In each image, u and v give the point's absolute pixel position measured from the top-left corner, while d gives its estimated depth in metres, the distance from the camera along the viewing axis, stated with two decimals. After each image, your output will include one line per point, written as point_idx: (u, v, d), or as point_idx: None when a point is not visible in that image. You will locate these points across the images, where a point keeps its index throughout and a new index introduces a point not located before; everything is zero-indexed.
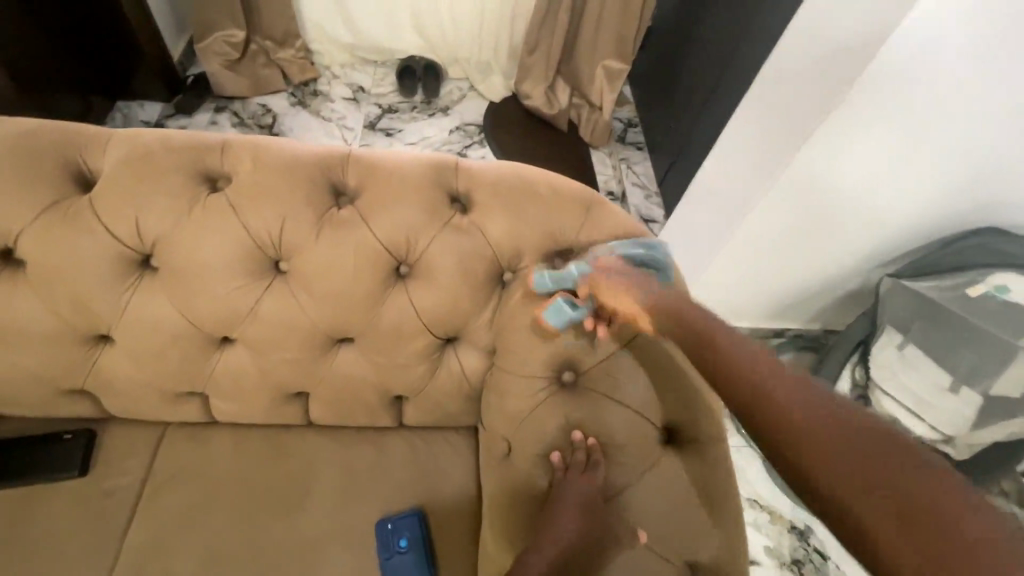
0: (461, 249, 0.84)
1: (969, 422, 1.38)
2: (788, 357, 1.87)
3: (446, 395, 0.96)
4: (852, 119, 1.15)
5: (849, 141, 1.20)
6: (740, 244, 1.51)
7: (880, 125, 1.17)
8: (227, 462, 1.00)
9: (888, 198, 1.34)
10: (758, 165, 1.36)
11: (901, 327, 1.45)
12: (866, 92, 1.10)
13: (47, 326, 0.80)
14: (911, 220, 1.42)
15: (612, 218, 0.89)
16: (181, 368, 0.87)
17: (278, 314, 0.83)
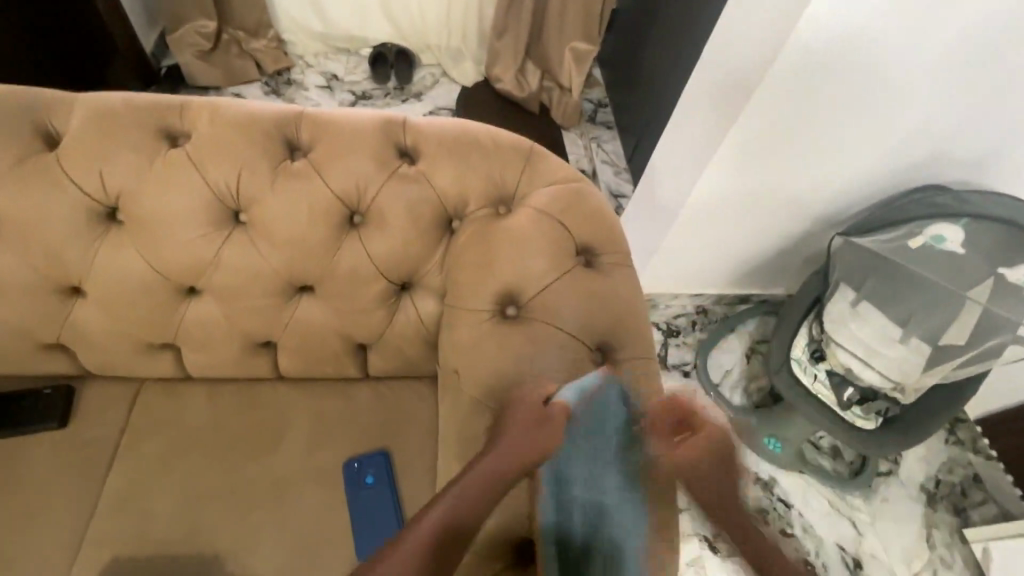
0: (410, 197, 0.90)
1: (917, 368, 1.39)
2: (754, 323, 1.97)
3: (407, 340, 1.02)
4: (785, 85, 1.22)
5: (785, 106, 1.26)
6: (693, 213, 1.59)
7: (813, 89, 1.23)
8: (201, 412, 1.06)
9: (830, 159, 1.41)
10: (705, 135, 1.43)
11: (856, 283, 1.47)
12: (796, 58, 1.16)
13: (23, 280, 0.86)
14: (855, 180, 1.48)
15: (550, 168, 0.96)
16: (152, 318, 0.92)
17: (241, 263, 0.89)
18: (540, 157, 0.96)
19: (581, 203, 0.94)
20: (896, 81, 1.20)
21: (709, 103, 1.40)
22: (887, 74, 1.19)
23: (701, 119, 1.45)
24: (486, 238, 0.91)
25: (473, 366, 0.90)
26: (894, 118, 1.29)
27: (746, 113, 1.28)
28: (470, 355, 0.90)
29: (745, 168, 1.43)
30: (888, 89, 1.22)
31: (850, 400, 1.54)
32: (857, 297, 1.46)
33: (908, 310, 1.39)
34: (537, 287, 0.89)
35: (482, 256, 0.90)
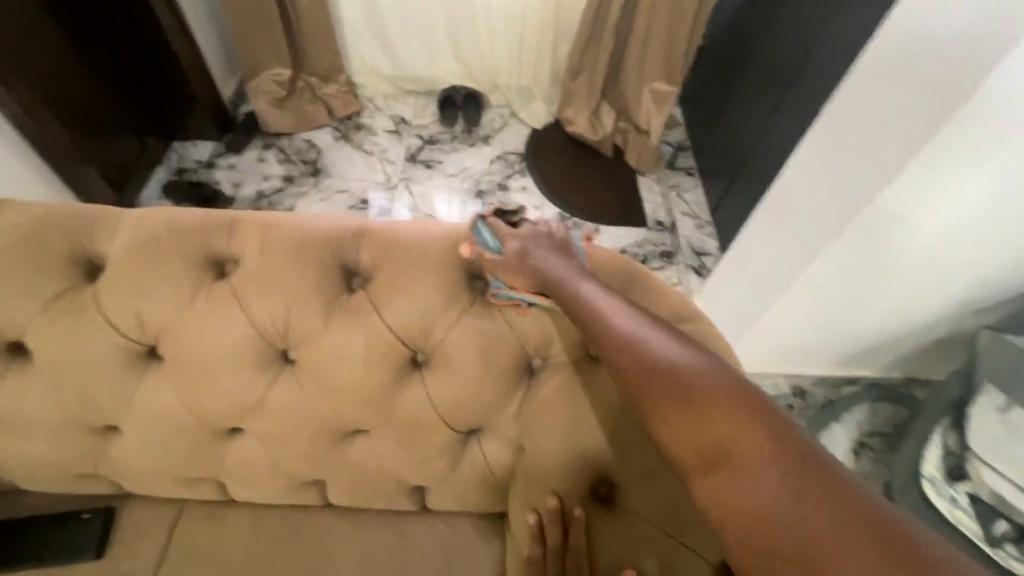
0: (483, 336, 0.75)
1: None
2: (863, 411, 1.57)
3: (470, 486, 0.87)
4: (949, 158, 0.97)
5: (945, 184, 1.01)
6: (806, 293, 1.32)
7: (987, 163, 0.97)
8: (241, 545, 0.95)
9: (993, 243, 1.12)
10: (830, 205, 1.18)
11: (1003, 386, 1.17)
12: (970, 126, 0.92)
13: (58, 418, 0.78)
14: (1017, 264, 1.19)
15: (652, 301, 0.77)
16: (192, 457, 0.83)
17: (287, 406, 0.77)
18: (641, 282, 0.79)
19: None
20: None
21: (833, 173, 1.16)
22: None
23: (819, 192, 1.21)
24: (573, 394, 0.74)
25: (562, 555, 0.72)
26: None
27: (892, 189, 1.03)
28: (551, 541, 0.72)
29: (878, 252, 1.17)
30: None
31: (1003, 535, 1.19)
32: (1007, 404, 1.16)
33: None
34: (640, 469, 0.70)
35: (568, 414, 0.73)
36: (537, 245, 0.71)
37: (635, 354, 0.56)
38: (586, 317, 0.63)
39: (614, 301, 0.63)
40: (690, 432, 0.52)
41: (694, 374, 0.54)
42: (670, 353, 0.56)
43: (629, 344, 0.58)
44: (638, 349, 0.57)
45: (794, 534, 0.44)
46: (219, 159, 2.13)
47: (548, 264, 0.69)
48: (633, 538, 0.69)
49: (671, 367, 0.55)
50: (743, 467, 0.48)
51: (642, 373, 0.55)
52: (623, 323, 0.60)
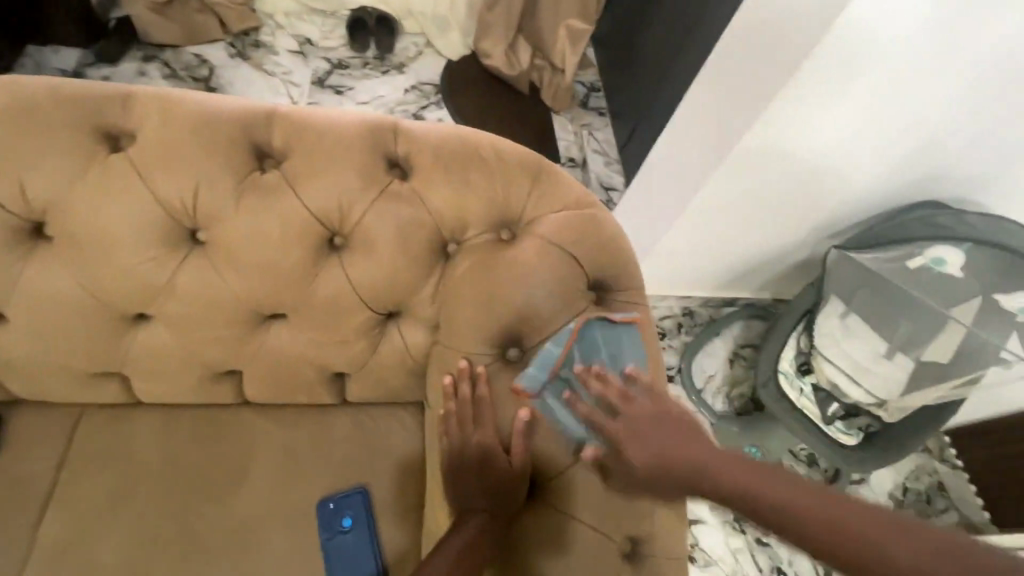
0: (400, 218, 0.78)
1: (901, 385, 1.37)
2: (738, 328, 1.81)
3: (391, 371, 0.92)
4: (809, 91, 1.09)
5: (805, 117, 1.14)
6: (695, 217, 1.44)
7: (838, 97, 1.10)
8: (153, 443, 0.94)
9: (840, 171, 1.28)
10: (716, 133, 1.27)
11: (844, 296, 1.39)
12: (826, 63, 1.03)
13: None
14: (867, 196, 1.36)
15: (558, 193, 0.84)
16: (94, 347, 0.80)
17: (198, 288, 0.77)
18: (550, 176, 0.85)
19: (593, 230, 0.83)
20: (927, 88, 1.08)
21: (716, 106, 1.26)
22: (913, 87, 1.07)
23: (703, 123, 1.32)
24: (487, 270, 0.80)
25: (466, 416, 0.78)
26: (916, 134, 1.17)
27: (763, 120, 1.14)
28: (461, 395, 0.79)
29: (751, 179, 1.31)
30: (911, 101, 1.10)
31: (834, 414, 1.51)
32: (846, 310, 1.40)
33: (906, 327, 1.32)
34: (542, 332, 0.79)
35: (481, 289, 0.80)
36: (638, 445, 0.69)
37: (835, 536, 0.59)
38: (793, 533, 0.62)
39: (814, 497, 0.62)
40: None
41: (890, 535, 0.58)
42: (907, 549, 0.57)
43: (815, 522, 0.61)
44: (884, 564, 0.57)
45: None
46: (89, 69, 1.88)
47: (690, 457, 0.68)
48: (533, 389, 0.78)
49: (863, 530, 0.59)
50: None
51: (846, 551, 0.59)
52: (788, 498, 0.63)
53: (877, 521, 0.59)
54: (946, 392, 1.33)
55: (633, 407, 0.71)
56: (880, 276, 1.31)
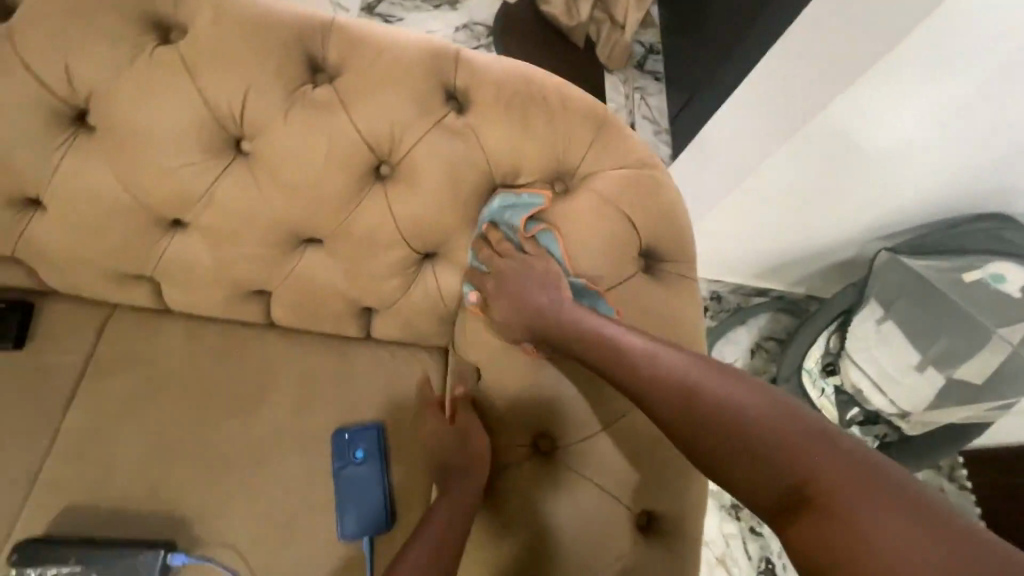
0: (451, 153, 0.74)
1: (927, 401, 1.31)
2: (764, 319, 1.70)
3: (420, 313, 0.90)
4: (896, 78, 0.93)
5: (886, 106, 0.98)
6: (741, 202, 1.30)
7: (929, 88, 0.93)
8: (178, 351, 0.94)
9: (913, 173, 1.11)
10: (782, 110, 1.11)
11: (884, 300, 1.30)
12: (925, 45, 0.87)
13: None
14: (942, 198, 1.19)
15: (619, 149, 0.79)
16: (127, 247, 0.79)
17: (238, 200, 0.74)
18: (612, 130, 0.79)
19: (652, 193, 0.77)
20: None
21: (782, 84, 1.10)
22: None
23: (764, 101, 1.16)
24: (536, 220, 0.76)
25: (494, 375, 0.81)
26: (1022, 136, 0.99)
27: (838, 106, 0.99)
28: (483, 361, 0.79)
29: (810, 170, 1.16)
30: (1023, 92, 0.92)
31: (852, 419, 1.46)
32: (883, 316, 1.31)
33: (942, 346, 1.25)
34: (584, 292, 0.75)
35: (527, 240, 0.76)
36: (501, 305, 0.75)
37: (702, 411, 0.61)
38: (625, 379, 0.67)
39: (651, 343, 0.68)
40: (768, 478, 0.56)
41: (757, 416, 0.59)
42: (769, 433, 0.57)
43: (689, 399, 0.62)
44: (686, 400, 0.63)
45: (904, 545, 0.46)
46: None
47: (549, 314, 0.73)
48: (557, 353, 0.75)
49: (732, 412, 0.60)
50: (838, 498, 0.51)
51: (709, 427, 0.60)
52: (668, 371, 0.65)
53: (752, 403, 0.60)
54: (975, 412, 1.28)
55: (502, 263, 0.75)
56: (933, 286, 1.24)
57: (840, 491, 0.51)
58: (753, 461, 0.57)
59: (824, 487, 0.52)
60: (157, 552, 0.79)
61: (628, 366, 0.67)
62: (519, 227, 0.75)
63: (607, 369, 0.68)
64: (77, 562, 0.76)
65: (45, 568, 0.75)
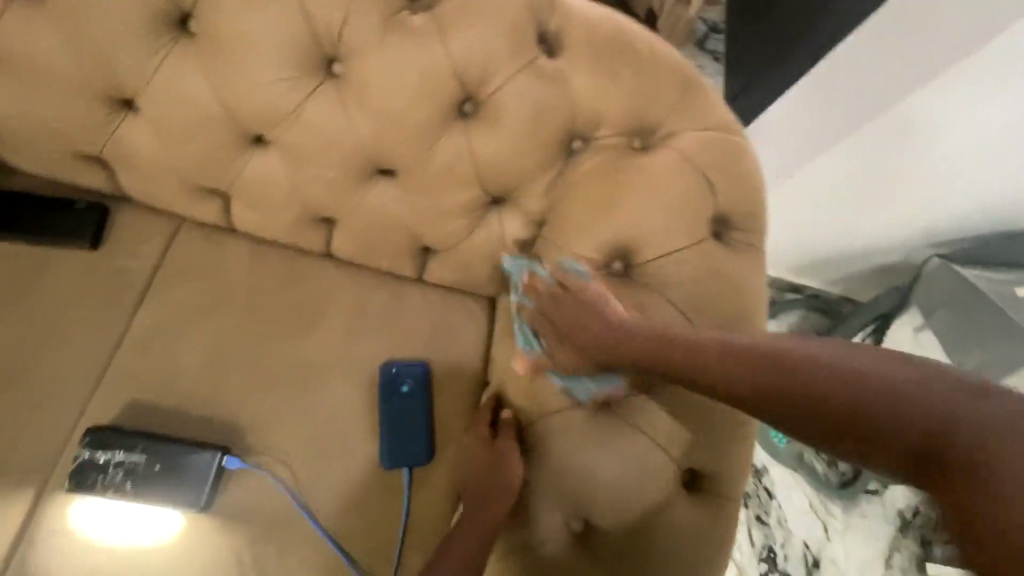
0: (538, 96, 0.73)
1: None
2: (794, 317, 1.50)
3: (480, 257, 0.90)
4: (971, 83, 0.88)
5: (955, 113, 0.92)
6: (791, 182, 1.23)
7: (1006, 99, 0.87)
8: (240, 269, 0.96)
9: (984, 182, 1.02)
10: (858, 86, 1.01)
11: (925, 309, 1.18)
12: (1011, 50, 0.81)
13: (77, 73, 0.74)
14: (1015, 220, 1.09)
15: (706, 110, 0.77)
16: (210, 159, 0.81)
17: (324, 122, 0.75)
18: (700, 91, 0.77)
19: (733, 158, 0.76)
20: None
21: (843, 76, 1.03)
22: None
23: (819, 91, 1.10)
24: (613, 174, 0.76)
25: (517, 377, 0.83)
26: None
27: (906, 105, 0.94)
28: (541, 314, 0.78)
29: (860, 168, 1.11)
30: None
31: None
32: (922, 325, 1.19)
33: (979, 357, 1.09)
34: (654, 249, 0.75)
35: (602, 192, 0.76)
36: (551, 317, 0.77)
37: (796, 380, 0.60)
38: (691, 363, 0.67)
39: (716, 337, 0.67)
40: (888, 432, 0.54)
41: (851, 373, 0.57)
42: (877, 385, 0.56)
43: (782, 371, 0.61)
44: (782, 370, 0.61)
45: (976, 424, 0.50)
46: None
47: (589, 322, 0.73)
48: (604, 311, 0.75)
49: (831, 373, 0.58)
50: (968, 434, 0.50)
51: (809, 393, 0.58)
52: (750, 349, 0.64)
53: (839, 369, 0.58)
54: None
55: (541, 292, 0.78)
56: (982, 296, 1.10)
57: (958, 426, 0.51)
58: (864, 423, 0.55)
59: (951, 427, 0.51)
60: (215, 454, 0.83)
61: (700, 348, 0.67)
62: (594, 179, 0.77)
63: (670, 361, 0.68)
64: (143, 452, 0.81)
65: (114, 454, 0.80)
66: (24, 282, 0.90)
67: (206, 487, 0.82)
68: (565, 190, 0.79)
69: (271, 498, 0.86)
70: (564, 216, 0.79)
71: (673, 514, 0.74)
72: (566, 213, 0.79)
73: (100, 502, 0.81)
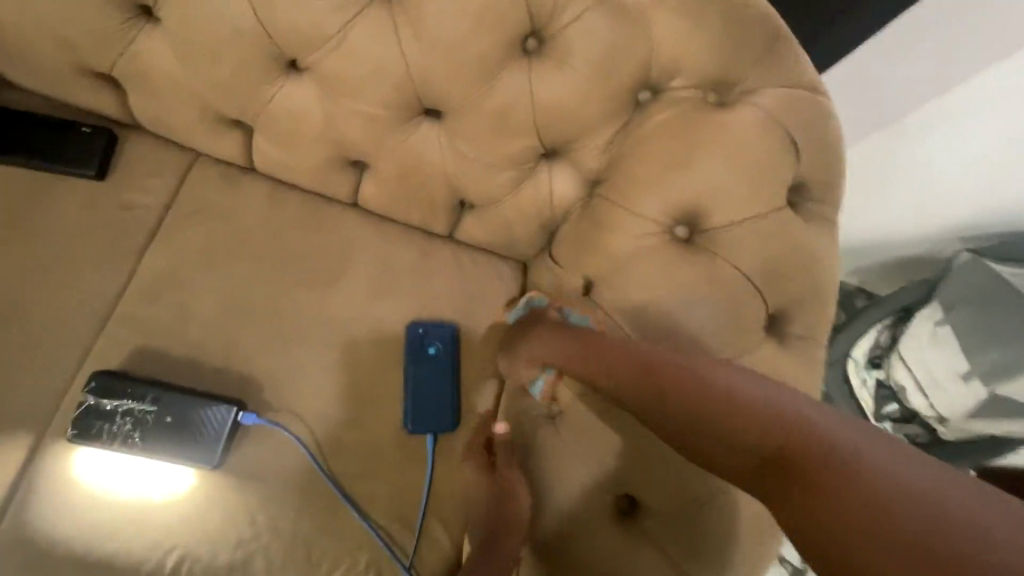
0: (614, 35, 0.65)
1: (967, 408, 1.14)
2: None
3: (523, 216, 0.83)
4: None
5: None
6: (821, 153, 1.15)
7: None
8: (259, 212, 0.89)
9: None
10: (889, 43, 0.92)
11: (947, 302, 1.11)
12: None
13: None
14: None
15: (790, 68, 0.70)
16: (238, 83, 0.74)
17: (370, 48, 0.68)
18: (785, 45, 0.70)
19: (815, 122, 0.70)
20: None
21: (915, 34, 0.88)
22: None
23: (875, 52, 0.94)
24: (687, 130, 0.69)
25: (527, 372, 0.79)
26: None
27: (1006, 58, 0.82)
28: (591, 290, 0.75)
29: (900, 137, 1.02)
30: None
31: (888, 414, 1.27)
32: (942, 320, 1.12)
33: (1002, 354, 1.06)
34: (724, 215, 0.69)
35: (672, 148, 0.69)
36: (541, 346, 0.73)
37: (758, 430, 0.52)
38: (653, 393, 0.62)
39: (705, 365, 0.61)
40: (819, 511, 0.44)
41: (811, 436, 0.49)
42: (841, 452, 0.46)
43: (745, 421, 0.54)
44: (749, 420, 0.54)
45: (896, 489, 0.42)
46: None
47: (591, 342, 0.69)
48: (661, 278, 0.70)
49: (791, 430, 0.50)
50: (935, 535, 0.39)
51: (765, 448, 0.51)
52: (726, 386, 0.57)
53: (824, 427, 0.49)
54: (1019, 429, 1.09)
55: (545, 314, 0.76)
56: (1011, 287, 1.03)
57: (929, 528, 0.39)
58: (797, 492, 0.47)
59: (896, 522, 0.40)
60: (230, 409, 0.77)
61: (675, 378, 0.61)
62: (664, 134, 0.70)
63: (644, 391, 0.63)
64: (153, 402, 0.75)
65: (122, 403, 0.74)
66: (23, 208, 0.82)
67: (219, 444, 0.76)
68: (629, 145, 0.71)
69: (289, 458, 0.80)
70: (624, 174, 0.72)
71: (725, 504, 0.68)
72: (628, 171, 0.71)
73: (106, 453, 0.75)
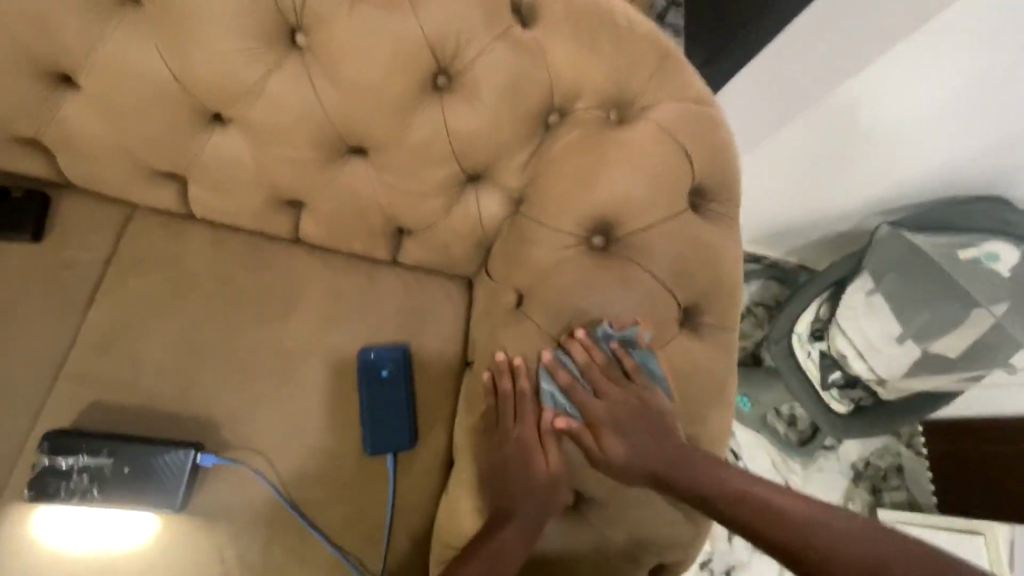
0: (515, 69, 0.71)
1: (903, 368, 1.21)
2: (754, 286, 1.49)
3: (457, 237, 0.87)
4: (910, 65, 0.87)
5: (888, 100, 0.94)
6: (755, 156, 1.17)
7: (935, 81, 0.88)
8: (202, 258, 0.91)
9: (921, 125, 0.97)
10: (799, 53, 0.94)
11: (875, 274, 1.20)
12: (943, 28, 0.80)
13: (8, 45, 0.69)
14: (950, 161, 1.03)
15: (679, 83, 0.77)
16: (165, 139, 0.77)
17: (287, 96, 0.72)
18: (673, 63, 0.77)
19: (707, 130, 0.77)
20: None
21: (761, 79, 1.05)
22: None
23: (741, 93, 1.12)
24: (593, 147, 0.75)
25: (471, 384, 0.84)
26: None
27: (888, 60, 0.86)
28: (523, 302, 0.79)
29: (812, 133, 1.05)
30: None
31: (833, 382, 1.34)
32: (873, 289, 1.21)
33: (927, 316, 1.16)
34: (635, 223, 0.75)
35: (582, 166, 0.75)
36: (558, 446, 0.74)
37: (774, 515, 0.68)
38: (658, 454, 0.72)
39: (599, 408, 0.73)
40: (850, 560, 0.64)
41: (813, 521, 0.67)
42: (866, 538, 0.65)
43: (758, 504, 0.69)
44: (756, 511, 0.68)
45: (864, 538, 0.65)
46: None
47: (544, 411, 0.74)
48: (584, 285, 0.75)
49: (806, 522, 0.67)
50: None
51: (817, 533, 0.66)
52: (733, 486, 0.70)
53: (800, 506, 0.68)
54: (944, 382, 1.19)
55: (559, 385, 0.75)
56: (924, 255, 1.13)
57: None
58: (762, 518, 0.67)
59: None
60: (188, 452, 0.79)
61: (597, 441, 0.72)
62: (572, 155, 0.76)
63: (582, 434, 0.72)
64: (110, 454, 0.77)
65: (78, 459, 0.76)
66: None
67: (182, 488, 0.78)
68: (544, 166, 0.77)
69: (252, 494, 0.83)
70: (542, 191, 0.78)
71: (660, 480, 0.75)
72: (546, 191, 0.77)
73: (65, 511, 0.77)
